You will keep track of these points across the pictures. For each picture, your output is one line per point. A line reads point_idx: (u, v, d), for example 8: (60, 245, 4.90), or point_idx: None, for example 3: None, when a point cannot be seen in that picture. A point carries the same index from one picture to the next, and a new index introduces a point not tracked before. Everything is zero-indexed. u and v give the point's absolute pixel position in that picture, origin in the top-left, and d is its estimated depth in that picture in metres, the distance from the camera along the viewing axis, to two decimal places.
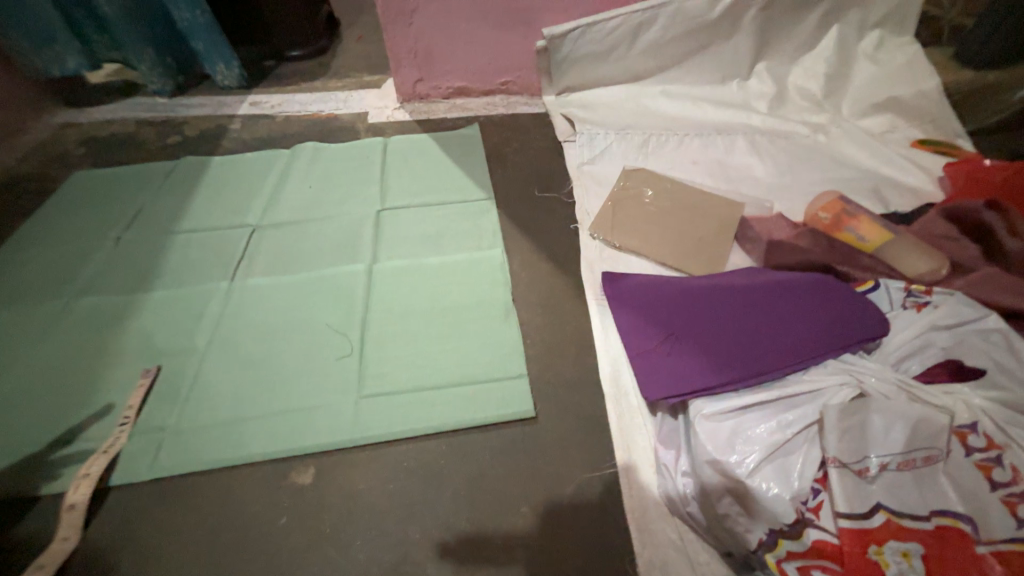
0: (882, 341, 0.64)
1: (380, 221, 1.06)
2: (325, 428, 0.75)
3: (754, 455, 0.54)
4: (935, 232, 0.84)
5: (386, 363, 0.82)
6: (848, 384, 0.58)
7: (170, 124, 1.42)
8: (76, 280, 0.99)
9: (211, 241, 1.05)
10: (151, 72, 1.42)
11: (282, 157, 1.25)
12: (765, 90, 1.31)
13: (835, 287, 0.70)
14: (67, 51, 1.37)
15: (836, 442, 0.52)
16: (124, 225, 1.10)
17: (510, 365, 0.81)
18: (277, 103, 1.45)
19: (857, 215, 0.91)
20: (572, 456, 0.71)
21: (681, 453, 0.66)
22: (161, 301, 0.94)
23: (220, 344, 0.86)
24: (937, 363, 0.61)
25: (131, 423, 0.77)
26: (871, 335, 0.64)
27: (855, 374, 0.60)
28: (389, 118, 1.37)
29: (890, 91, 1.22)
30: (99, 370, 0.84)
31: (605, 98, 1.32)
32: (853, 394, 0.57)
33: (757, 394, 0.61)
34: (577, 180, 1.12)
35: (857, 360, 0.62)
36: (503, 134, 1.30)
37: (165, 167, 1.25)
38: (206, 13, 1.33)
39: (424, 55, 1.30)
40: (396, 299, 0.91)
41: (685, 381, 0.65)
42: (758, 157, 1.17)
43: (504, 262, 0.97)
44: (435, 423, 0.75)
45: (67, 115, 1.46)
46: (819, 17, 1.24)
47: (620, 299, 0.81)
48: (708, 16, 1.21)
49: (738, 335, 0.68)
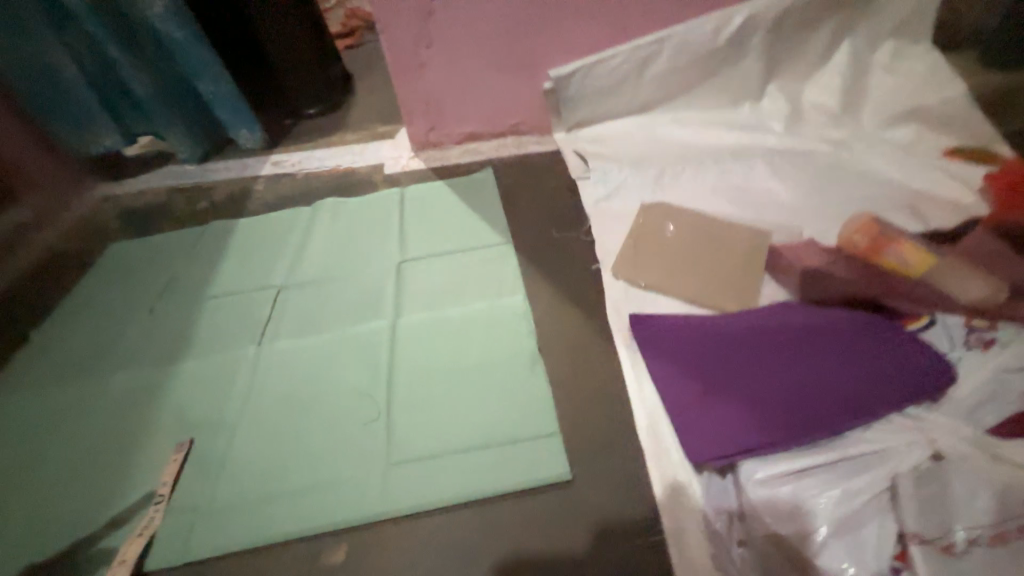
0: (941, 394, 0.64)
1: (400, 274, 1.07)
2: (357, 500, 0.75)
3: (823, 529, 0.57)
4: (982, 250, 0.78)
5: (413, 427, 0.81)
6: (918, 443, 0.60)
7: (199, 190, 1.48)
8: (114, 354, 1.02)
9: (239, 306, 1.07)
10: (179, 142, 1.50)
11: (303, 216, 1.28)
12: (778, 110, 1.26)
13: (888, 330, 0.70)
14: (104, 130, 1.47)
15: (913, 515, 0.53)
16: (158, 294, 1.14)
17: (540, 424, 0.78)
18: (297, 161, 1.51)
19: (893, 237, 0.82)
20: (613, 524, 0.68)
21: (733, 521, 0.62)
22: (193, 372, 0.95)
23: (250, 413, 0.87)
24: (1011, 415, 0.61)
25: (165, 502, 0.78)
26: (930, 387, 0.64)
27: (925, 432, 0.61)
28: (404, 168, 1.41)
29: (915, 101, 1.17)
30: (137, 446, 0.86)
31: (616, 131, 1.31)
32: (929, 457, 0.59)
33: (819, 456, 0.62)
34: (595, 219, 1.10)
35: (926, 413, 0.63)
36: (516, 176, 1.31)
37: (194, 233, 1.30)
38: (228, 84, 1.41)
39: (435, 106, 1.33)
40: (421, 356, 0.90)
41: (737, 442, 0.64)
42: (779, 179, 1.14)
43: (525, 309, 0.95)
44: (467, 491, 0.73)
45: (102, 189, 1.54)
46: (829, 32, 1.19)
47: (652, 347, 0.77)
48: (713, 44, 1.19)
49: (789, 388, 0.67)
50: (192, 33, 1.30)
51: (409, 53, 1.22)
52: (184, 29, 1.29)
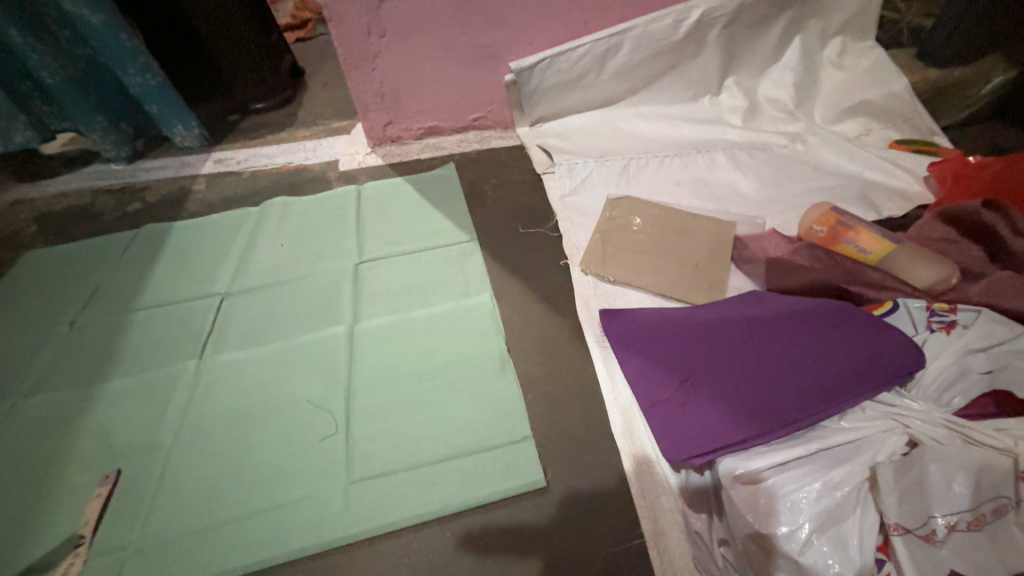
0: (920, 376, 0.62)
1: (359, 275, 1.00)
2: (312, 524, 0.68)
3: (804, 526, 0.51)
4: (930, 236, 0.81)
5: (375, 440, 0.75)
6: (894, 431, 0.56)
7: (130, 191, 1.34)
8: (25, 376, 0.89)
9: (176, 317, 0.96)
10: (103, 139, 1.35)
11: (251, 216, 1.18)
12: (736, 104, 1.27)
13: (856, 313, 0.66)
14: (14, 125, 1.31)
15: (895, 506, 0.49)
16: (79, 307, 1.01)
17: (513, 428, 0.74)
18: (243, 158, 1.40)
19: (855, 226, 0.86)
20: (592, 528, 0.65)
21: (714, 519, 0.61)
22: (122, 392, 0.85)
23: (189, 435, 0.78)
24: (980, 395, 0.60)
25: (86, 545, 0.68)
26: (907, 370, 0.61)
27: (902, 420, 0.57)
28: (360, 164, 1.33)
29: (860, 96, 1.20)
30: (51, 481, 0.75)
31: (581, 125, 1.29)
32: (905, 443, 0.55)
33: (794, 450, 0.57)
34: (561, 214, 1.08)
35: (903, 399, 0.60)
36: (479, 171, 1.26)
37: (125, 237, 1.17)
38: (157, 76, 1.28)
39: (391, 98, 1.26)
40: (383, 362, 0.84)
41: (709, 437, 0.61)
42: (741, 171, 1.15)
43: (493, 307, 0.91)
44: (436, 506, 0.68)
45: (17, 190, 1.38)
46: (781, 29, 1.21)
47: (624, 342, 0.76)
48: (673, 37, 1.18)
49: (761, 377, 0.64)
50: (110, 17, 1.15)
51: (361, 43, 1.13)
52: (100, 12, 1.13)
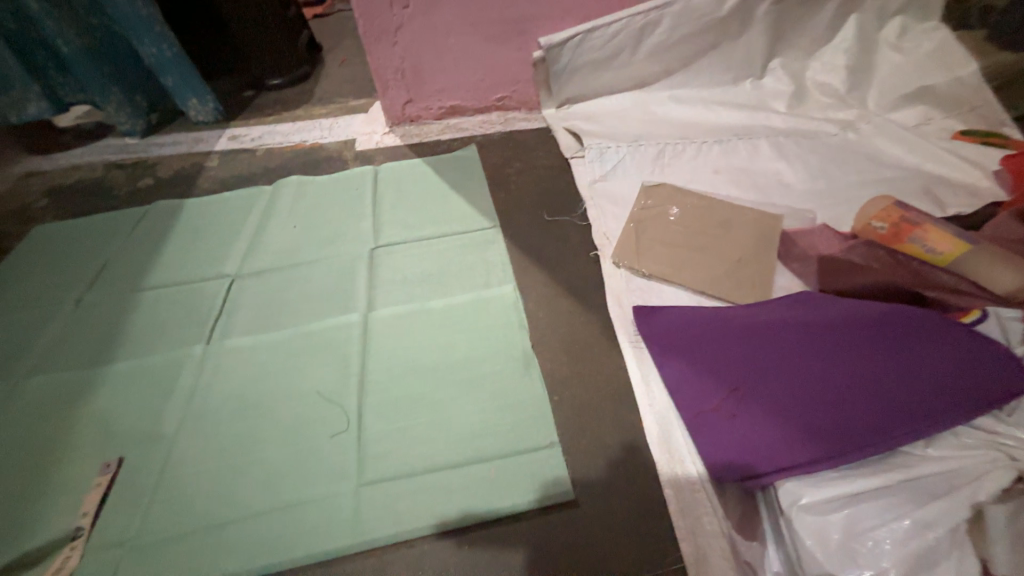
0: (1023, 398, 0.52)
1: (374, 260, 0.95)
2: (320, 528, 0.63)
3: (888, 571, 0.45)
4: (1007, 237, 0.72)
5: (388, 440, 0.69)
6: (999, 462, 0.48)
7: (141, 166, 1.30)
8: (29, 355, 0.86)
9: (183, 298, 0.92)
10: (118, 112, 1.30)
11: (263, 196, 1.13)
12: (781, 88, 1.17)
13: (943, 319, 0.58)
14: (27, 95, 1.26)
15: (1003, 555, 0.43)
16: (86, 284, 0.98)
17: (536, 434, 0.68)
18: (257, 135, 1.34)
19: (922, 222, 0.75)
20: (624, 548, 0.59)
21: (766, 547, 0.56)
22: (126, 376, 0.81)
23: (193, 425, 0.74)
24: None
25: (84, 538, 0.64)
26: (1008, 389, 0.53)
27: (1005, 450, 0.50)
28: (378, 144, 1.26)
29: (922, 81, 1.09)
30: (51, 467, 0.72)
31: (612, 108, 1.20)
32: (1015, 478, 0.46)
33: (873, 479, 0.51)
34: (591, 201, 1.00)
35: (1002, 426, 0.51)
36: (503, 155, 1.19)
37: (135, 214, 1.13)
38: (173, 46, 1.23)
39: (412, 75, 1.18)
40: (398, 353, 0.79)
41: (762, 456, 0.55)
42: (787, 161, 1.05)
43: (516, 301, 0.84)
44: (452, 515, 0.62)
45: (30, 163, 1.35)
46: (835, 6, 1.11)
47: (666, 346, 0.71)
48: (717, 12, 1.08)
49: (825, 390, 0.57)
50: None
51: (382, 13, 1.06)
52: None
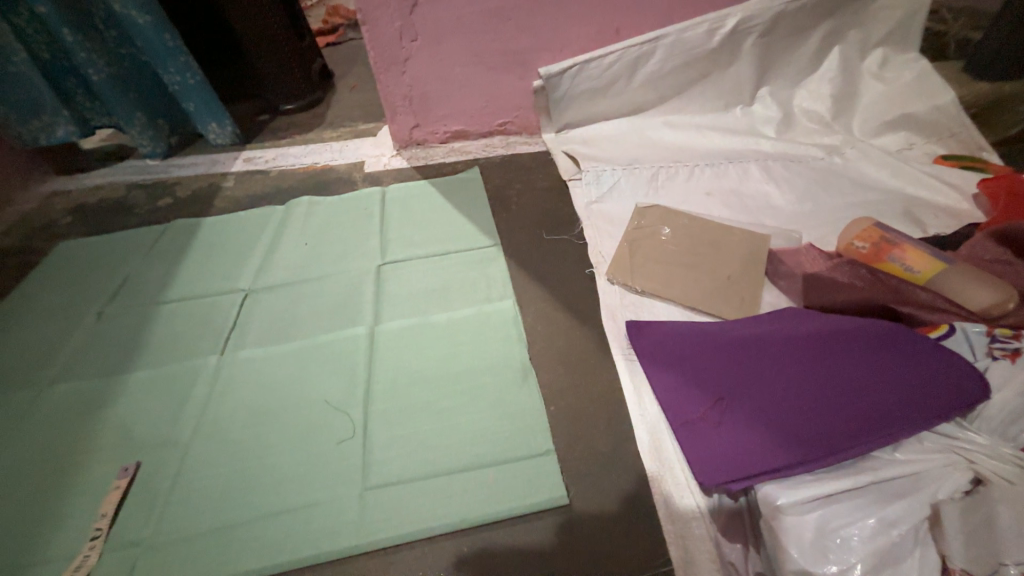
0: (981, 407, 0.59)
1: (380, 277, 0.99)
2: (326, 530, 0.66)
3: (856, 565, 0.49)
4: (982, 257, 0.74)
5: (391, 446, 0.73)
6: (956, 466, 0.54)
7: (161, 186, 1.37)
8: (53, 364, 0.91)
9: (199, 312, 0.97)
10: (141, 135, 1.38)
11: (276, 215, 1.19)
12: (770, 115, 1.23)
13: (910, 336, 0.65)
14: (57, 120, 1.33)
15: (959, 548, 0.47)
16: (108, 298, 1.03)
17: (533, 441, 0.72)
18: (271, 158, 1.41)
19: (900, 243, 0.78)
20: (617, 551, 0.62)
21: (749, 550, 0.58)
22: (144, 385, 0.85)
23: (208, 431, 0.78)
24: None
25: (102, 538, 0.67)
26: (966, 400, 0.59)
27: (965, 454, 0.55)
28: (386, 166, 1.33)
29: (904, 109, 1.13)
30: (71, 471, 0.75)
31: (608, 133, 1.26)
32: (968, 480, 0.53)
33: (845, 481, 0.55)
34: (587, 221, 1.05)
35: (964, 432, 0.57)
36: (504, 177, 1.25)
37: (155, 232, 1.19)
38: (196, 74, 1.30)
39: (419, 101, 1.26)
40: (403, 364, 0.83)
41: (744, 460, 0.59)
42: (774, 183, 1.10)
43: (515, 315, 0.89)
44: (452, 519, 0.65)
45: (57, 183, 1.43)
46: (820, 38, 1.16)
47: (656, 357, 0.75)
48: (707, 45, 1.15)
49: (801, 400, 0.63)
50: (154, 17, 1.18)
51: (393, 46, 1.13)
52: (146, 13, 1.17)
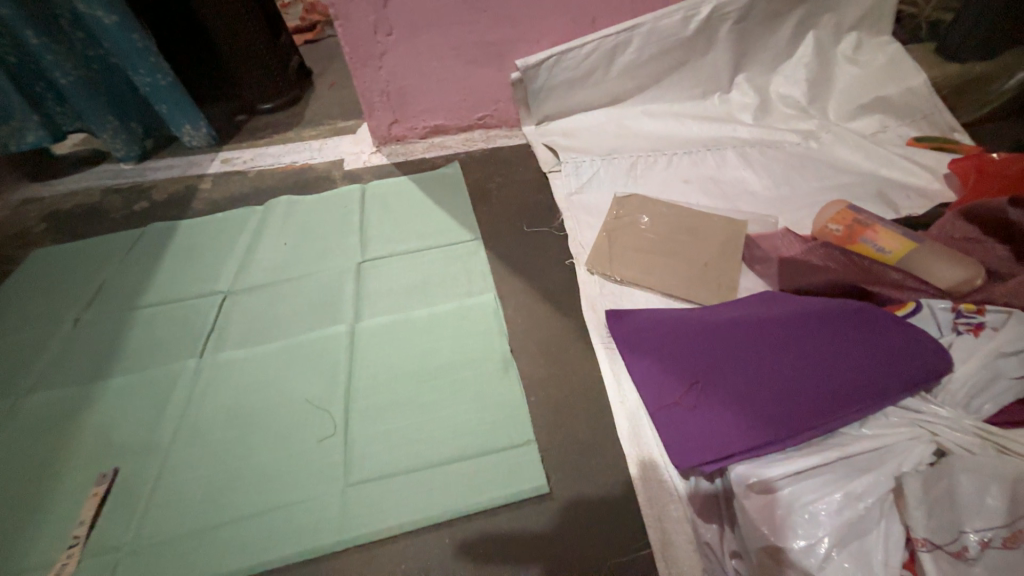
0: (946, 382, 0.61)
1: (361, 274, 0.99)
2: (309, 528, 0.66)
3: (824, 538, 0.51)
4: (951, 236, 0.74)
5: (373, 442, 0.73)
6: (921, 438, 0.56)
7: (137, 190, 1.35)
8: (28, 373, 0.89)
9: (177, 315, 0.96)
10: (113, 139, 1.36)
11: (254, 215, 1.18)
12: (747, 101, 1.23)
13: (879, 314, 0.66)
14: (26, 125, 1.31)
15: (923, 520, 0.48)
16: (83, 304, 1.02)
17: (515, 432, 0.72)
18: (249, 158, 1.39)
19: (873, 224, 0.80)
20: (598, 537, 0.62)
21: (725, 530, 0.59)
22: (121, 390, 0.84)
23: (188, 435, 0.77)
24: (1014, 403, 0.58)
25: (80, 545, 0.67)
26: (931, 375, 0.61)
27: (928, 427, 0.57)
28: (365, 163, 1.32)
29: (877, 92, 1.14)
30: (49, 479, 0.74)
31: (587, 123, 1.26)
32: (932, 452, 0.55)
33: (814, 457, 0.57)
34: (567, 212, 1.05)
35: (928, 405, 0.60)
36: (484, 170, 1.24)
37: (131, 236, 1.17)
38: (167, 75, 1.28)
39: (397, 97, 1.24)
40: (385, 361, 0.83)
41: (720, 441, 0.60)
42: (752, 169, 1.11)
43: (497, 307, 0.89)
44: (435, 512, 0.65)
45: (28, 189, 1.39)
46: (794, 24, 1.16)
47: (634, 344, 0.75)
48: (683, 33, 1.15)
49: (775, 380, 0.64)
50: (121, 17, 1.16)
51: (367, 40, 1.12)
52: (112, 13, 1.14)
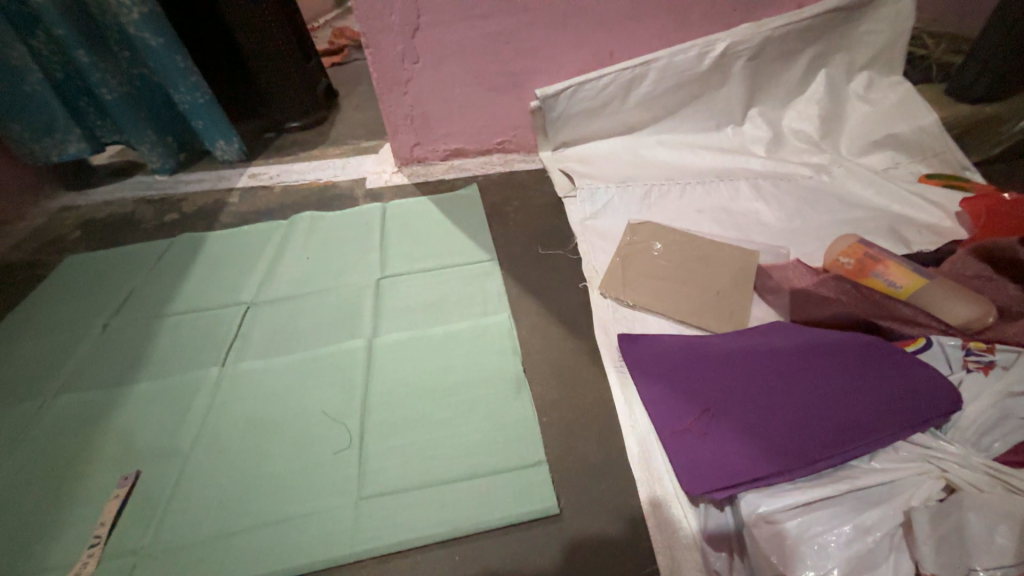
0: (955, 419, 0.62)
1: (379, 290, 1.02)
2: (320, 538, 0.67)
3: (833, 570, 0.51)
4: (963, 273, 0.75)
5: (387, 456, 0.75)
6: (930, 474, 0.56)
7: (169, 202, 1.41)
8: (58, 375, 0.93)
9: (202, 324, 0.99)
10: (151, 152, 1.42)
11: (279, 231, 1.22)
12: (760, 134, 1.26)
13: (891, 350, 0.67)
14: (69, 137, 1.37)
15: (932, 556, 0.48)
16: (113, 310, 1.06)
17: (525, 451, 0.73)
18: (276, 174, 1.45)
19: (884, 259, 0.80)
20: (607, 561, 0.63)
21: (734, 559, 0.60)
22: (147, 395, 0.87)
23: (208, 441, 0.79)
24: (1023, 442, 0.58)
25: (101, 545, 0.69)
26: (943, 412, 0.61)
27: (938, 463, 0.58)
28: (386, 183, 1.37)
29: (888, 129, 1.16)
30: (73, 479, 0.77)
31: (603, 152, 1.30)
32: (941, 488, 0.55)
33: (824, 490, 0.58)
34: (581, 237, 1.08)
35: (938, 442, 0.60)
36: (501, 194, 1.28)
37: (162, 246, 1.22)
38: (205, 93, 1.35)
39: (420, 121, 1.30)
40: (400, 376, 0.85)
41: (730, 469, 0.61)
42: (763, 201, 1.13)
43: (510, 328, 0.91)
44: (445, 528, 0.66)
45: (67, 198, 1.47)
46: (806, 63, 1.21)
47: (644, 368, 0.77)
48: (697, 68, 1.19)
49: (786, 411, 0.65)
50: (166, 39, 1.24)
51: (395, 68, 1.18)
52: (158, 36, 1.22)
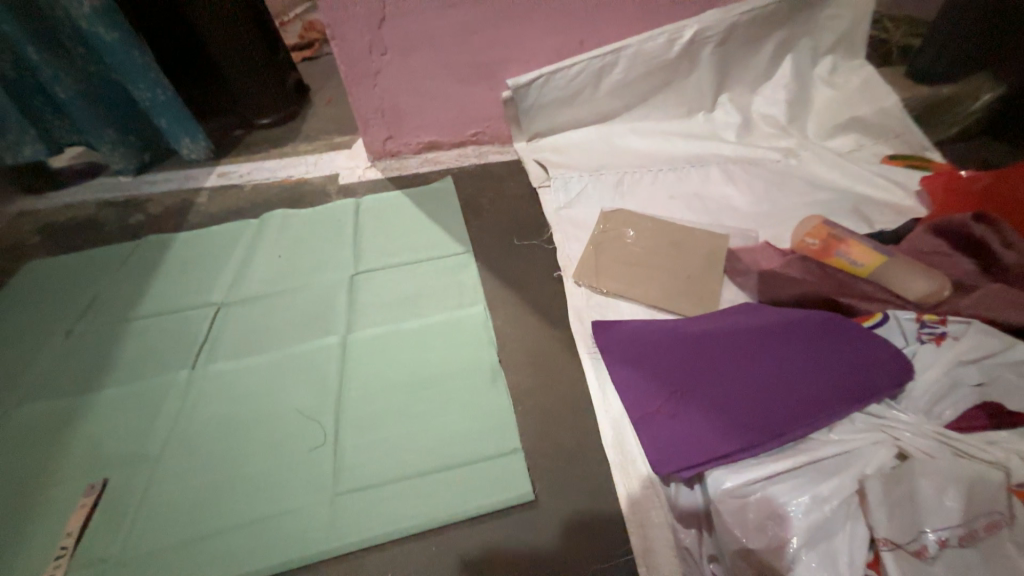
0: (910, 389, 0.64)
1: (353, 285, 1.01)
2: (296, 537, 0.67)
3: (792, 539, 0.53)
4: (921, 249, 0.77)
5: (363, 451, 0.74)
6: (883, 443, 0.58)
7: (133, 204, 1.36)
8: (20, 384, 0.90)
9: (170, 327, 0.97)
10: (112, 152, 1.37)
11: (249, 229, 1.19)
12: (730, 120, 1.27)
13: (850, 326, 0.69)
14: (24, 139, 1.32)
15: (884, 522, 0.51)
16: (77, 315, 1.03)
17: (500, 441, 0.73)
18: (245, 172, 1.42)
19: (847, 238, 0.82)
20: (581, 543, 0.64)
21: (703, 534, 0.61)
22: (114, 401, 0.85)
23: (178, 445, 0.78)
24: (972, 409, 0.61)
25: (68, 556, 0.67)
26: (897, 382, 0.64)
27: (891, 432, 0.60)
28: (359, 179, 1.35)
29: (852, 112, 1.18)
30: (37, 489, 0.75)
31: (576, 141, 1.30)
32: (893, 456, 0.57)
33: (785, 463, 0.59)
34: (555, 227, 1.08)
35: (891, 411, 0.62)
36: (475, 186, 1.27)
37: (126, 249, 1.18)
38: (167, 90, 1.30)
39: (391, 114, 1.28)
40: (375, 371, 0.84)
41: (698, 446, 0.62)
42: (734, 185, 1.15)
43: (485, 319, 0.91)
44: (421, 519, 0.67)
45: (25, 203, 1.41)
46: (773, 47, 1.22)
47: (616, 353, 0.77)
48: (667, 55, 1.19)
49: (750, 388, 0.66)
50: (122, 34, 1.19)
51: (362, 60, 1.16)
52: (114, 30, 1.17)
